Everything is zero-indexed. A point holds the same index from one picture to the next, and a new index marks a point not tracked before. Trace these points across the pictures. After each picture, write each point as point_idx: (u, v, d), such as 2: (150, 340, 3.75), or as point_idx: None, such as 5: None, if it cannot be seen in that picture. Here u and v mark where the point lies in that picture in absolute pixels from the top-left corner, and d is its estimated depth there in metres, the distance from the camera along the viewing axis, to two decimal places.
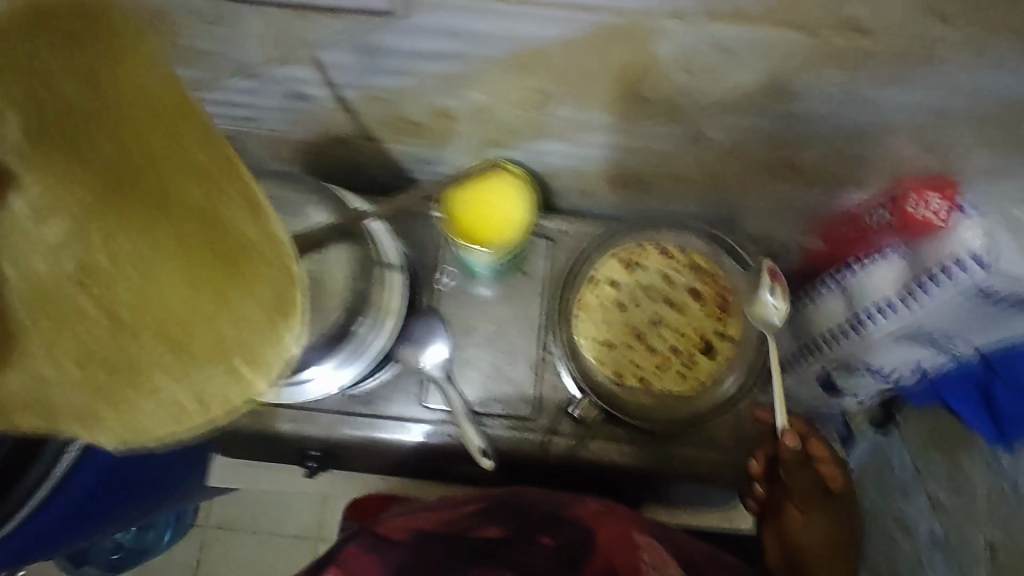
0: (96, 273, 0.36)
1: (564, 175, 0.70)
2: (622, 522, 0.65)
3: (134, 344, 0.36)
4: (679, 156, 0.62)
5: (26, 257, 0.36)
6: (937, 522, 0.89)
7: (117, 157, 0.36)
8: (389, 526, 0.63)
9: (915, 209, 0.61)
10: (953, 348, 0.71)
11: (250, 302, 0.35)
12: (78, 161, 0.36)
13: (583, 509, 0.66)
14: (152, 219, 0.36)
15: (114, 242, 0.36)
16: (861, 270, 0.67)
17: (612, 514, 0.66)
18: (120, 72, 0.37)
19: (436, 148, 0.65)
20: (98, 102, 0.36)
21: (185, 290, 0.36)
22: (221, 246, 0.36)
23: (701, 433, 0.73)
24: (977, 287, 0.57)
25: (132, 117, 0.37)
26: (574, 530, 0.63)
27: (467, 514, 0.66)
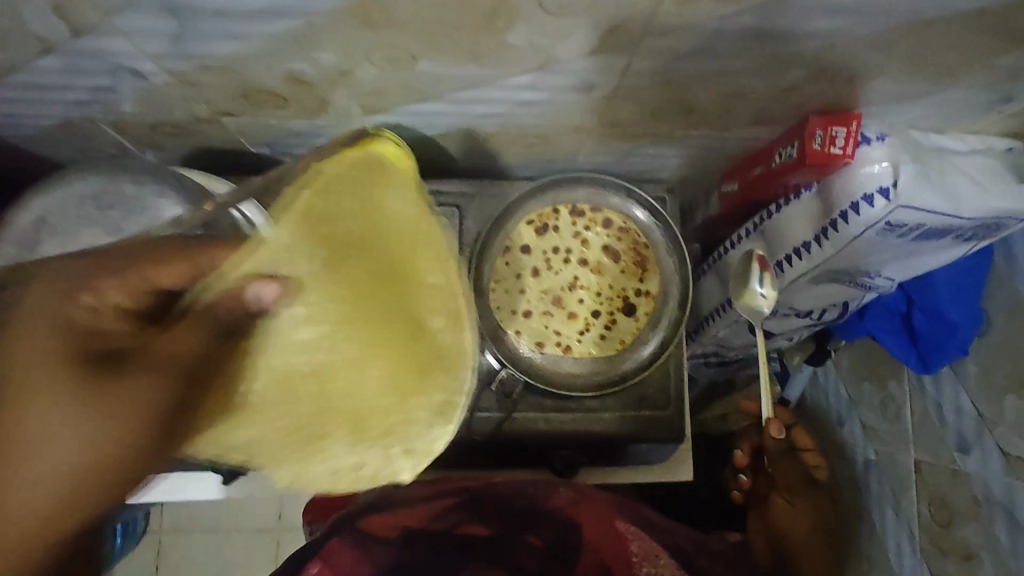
0: (347, 362, 0.54)
1: (459, 136, 0.65)
2: (598, 510, 0.72)
3: (355, 413, 0.52)
4: (573, 108, 0.57)
5: (348, 369, 0.52)
6: (874, 449, 0.92)
7: (376, 267, 0.51)
8: (375, 525, 0.69)
9: (823, 146, 0.57)
10: (873, 284, 0.71)
11: (427, 399, 0.50)
12: (344, 267, 0.52)
13: (557, 500, 0.72)
14: (367, 328, 0.53)
15: (360, 358, 0.53)
16: (780, 211, 0.67)
17: (583, 501, 0.72)
18: (400, 229, 0.49)
19: (305, 117, 0.58)
20: (355, 230, 0.49)
21: (373, 366, 0.53)
22: (414, 335, 0.51)
23: (631, 394, 0.71)
24: (885, 221, 0.57)
25: (377, 249, 0.50)
26: (554, 525, 0.71)
27: (449, 509, 0.71)
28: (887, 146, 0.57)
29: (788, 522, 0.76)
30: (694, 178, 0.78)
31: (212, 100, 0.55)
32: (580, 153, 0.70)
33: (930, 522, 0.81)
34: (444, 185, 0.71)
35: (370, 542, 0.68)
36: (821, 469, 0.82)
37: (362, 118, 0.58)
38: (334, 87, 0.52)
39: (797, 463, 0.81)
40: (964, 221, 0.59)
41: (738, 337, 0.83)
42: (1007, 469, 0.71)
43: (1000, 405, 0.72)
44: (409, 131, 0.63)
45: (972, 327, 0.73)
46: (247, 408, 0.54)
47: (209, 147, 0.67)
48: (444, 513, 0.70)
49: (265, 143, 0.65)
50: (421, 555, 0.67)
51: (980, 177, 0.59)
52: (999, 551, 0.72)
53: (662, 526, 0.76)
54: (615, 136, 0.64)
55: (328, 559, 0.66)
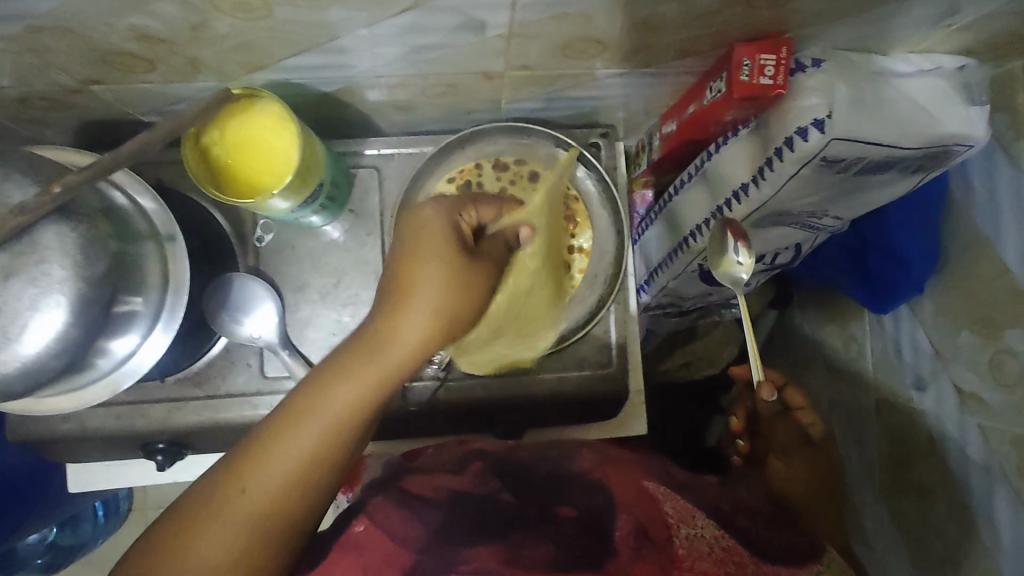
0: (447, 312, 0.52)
1: (364, 90, 0.60)
2: (626, 474, 0.60)
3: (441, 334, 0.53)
4: (476, 50, 0.51)
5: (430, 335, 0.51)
6: (836, 392, 0.89)
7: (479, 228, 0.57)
8: (415, 487, 0.57)
9: (751, 77, 0.52)
10: (819, 224, 0.67)
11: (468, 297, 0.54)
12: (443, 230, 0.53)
13: (580, 463, 0.62)
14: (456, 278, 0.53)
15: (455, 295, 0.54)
16: (717, 152, 0.63)
17: (615, 466, 0.62)
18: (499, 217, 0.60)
19: (182, 82, 0.53)
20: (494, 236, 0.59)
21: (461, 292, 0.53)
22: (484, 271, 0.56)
23: (571, 355, 0.69)
24: (820, 156, 0.52)
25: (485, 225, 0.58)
26: (589, 492, 0.57)
27: (474, 480, 0.59)
28: (820, 74, 0.52)
29: (787, 484, 0.69)
30: (634, 119, 0.73)
31: (70, 69, 0.50)
32: (503, 101, 0.65)
33: (889, 460, 0.79)
34: (361, 147, 0.68)
35: (415, 502, 0.54)
36: (817, 426, 0.73)
37: (244, 79, 0.53)
38: (193, 43, 0.46)
39: (788, 423, 0.72)
40: (908, 151, 0.53)
41: (688, 288, 0.79)
42: (962, 406, 0.67)
43: (955, 339, 0.68)
44: (304, 88, 0.57)
45: (927, 263, 0.70)
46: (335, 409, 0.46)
47: (96, 121, 0.61)
48: (479, 483, 0.58)
49: (151, 113, 0.60)
50: (461, 518, 0.53)
51: (925, 101, 0.54)
52: (955, 489, 0.69)
53: (686, 483, 0.64)
54: (531, 78, 0.59)
55: (375, 519, 0.51)
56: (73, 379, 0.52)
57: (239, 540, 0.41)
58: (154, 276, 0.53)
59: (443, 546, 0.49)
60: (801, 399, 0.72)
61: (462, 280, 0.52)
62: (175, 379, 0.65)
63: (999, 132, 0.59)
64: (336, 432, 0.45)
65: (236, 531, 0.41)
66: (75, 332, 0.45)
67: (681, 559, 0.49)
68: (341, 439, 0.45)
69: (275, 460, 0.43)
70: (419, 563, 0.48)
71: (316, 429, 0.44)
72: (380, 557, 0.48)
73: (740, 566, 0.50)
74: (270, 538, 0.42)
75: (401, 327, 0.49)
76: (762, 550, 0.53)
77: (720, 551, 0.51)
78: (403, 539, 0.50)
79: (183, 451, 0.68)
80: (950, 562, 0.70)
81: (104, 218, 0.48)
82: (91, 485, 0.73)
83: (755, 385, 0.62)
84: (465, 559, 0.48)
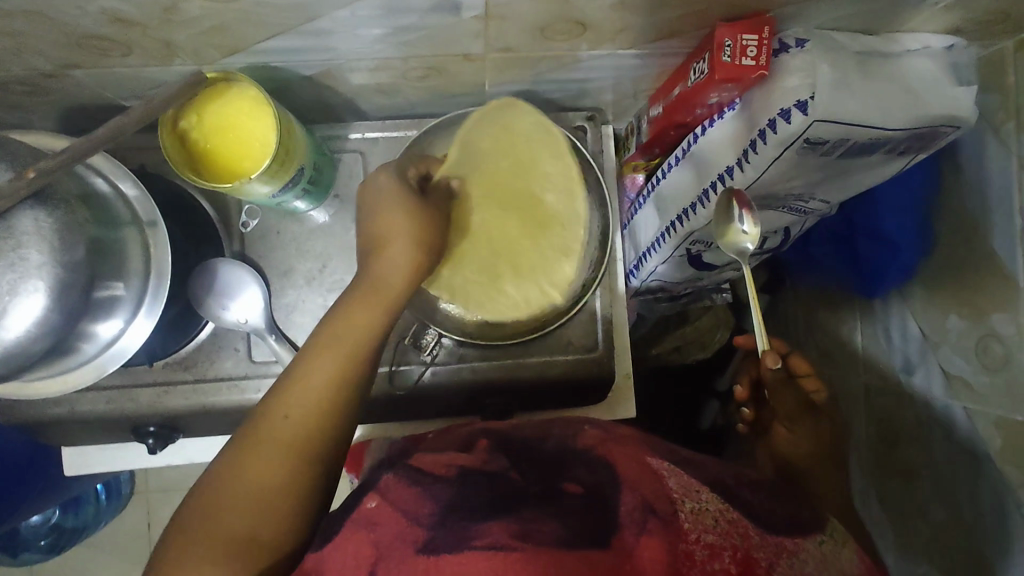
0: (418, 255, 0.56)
1: (344, 73, 0.59)
2: (631, 449, 0.52)
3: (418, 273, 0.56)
4: (453, 31, 0.51)
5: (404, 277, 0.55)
6: (828, 374, 0.88)
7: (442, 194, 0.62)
8: (423, 463, 0.49)
9: (733, 58, 0.52)
10: (807, 208, 0.66)
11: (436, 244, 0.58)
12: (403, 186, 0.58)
13: (585, 440, 0.54)
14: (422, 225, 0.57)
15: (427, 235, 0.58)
16: (704, 134, 0.62)
17: (619, 441, 0.54)
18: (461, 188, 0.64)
19: (160, 66, 0.53)
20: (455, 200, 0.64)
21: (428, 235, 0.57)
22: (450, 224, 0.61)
23: (557, 339, 0.69)
24: (803, 138, 0.52)
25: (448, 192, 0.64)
26: (597, 467, 0.49)
27: (484, 459, 0.51)
28: (805, 54, 0.52)
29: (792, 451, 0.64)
30: (621, 102, 0.73)
31: (45, 53, 0.50)
32: (486, 84, 0.64)
33: (876, 444, 0.79)
34: (344, 131, 0.68)
35: (422, 477, 0.47)
36: (821, 393, 0.67)
37: (223, 63, 0.53)
38: (166, 25, 0.47)
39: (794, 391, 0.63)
40: (892, 133, 0.53)
41: (677, 274, 0.78)
42: (949, 389, 0.67)
43: (943, 323, 0.67)
44: (284, 72, 0.57)
45: (915, 246, 0.69)
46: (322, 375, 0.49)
47: (77, 107, 0.61)
48: (487, 461, 0.50)
49: (132, 98, 0.60)
50: (476, 495, 0.45)
51: (912, 82, 0.53)
52: (940, 471, 0.69)
53: (692, 457, 0.55)
54: (512, 60, 0.58)
55: (387, 495, 0.45)
56: (57, 362, 0.53)
57: (269, 466, 0.45)
58: (135, 262, 0.54)
59: (453, 522, 0.42)
60: (804, 366, 0.67)
61: (411, 206, 0.55)
62: (163, 364, 0.66)
63: (992, 113, 0.58)
64: (344, 361, 0.49)
65: (267, 459, 0.45)
66: (55, 317, 0.45)
67: (689, 535, 0.43)
68: (351, 369, 0.49)
69: (294, 394, 0.48)
70: (431, 540, 0.41)
71: (327, 361, 0.49)
72: (391, 536, 0.42)
73: (746, 539, 0.45)
74: (298, 462, 0.46)
75: (388, 264, 0.53)
76: (766, 519, 0.48)
77: (726, 522, 0.45)
78: (411, 514, 0.43)
79: (173, 435, 0.68)
80: (936, 543, 0.70)
81: (83, 204, 0.48)
82: (85, 469, 0.74)
83: (760, 352, 0.58)
84: (478, 534, 0.41)
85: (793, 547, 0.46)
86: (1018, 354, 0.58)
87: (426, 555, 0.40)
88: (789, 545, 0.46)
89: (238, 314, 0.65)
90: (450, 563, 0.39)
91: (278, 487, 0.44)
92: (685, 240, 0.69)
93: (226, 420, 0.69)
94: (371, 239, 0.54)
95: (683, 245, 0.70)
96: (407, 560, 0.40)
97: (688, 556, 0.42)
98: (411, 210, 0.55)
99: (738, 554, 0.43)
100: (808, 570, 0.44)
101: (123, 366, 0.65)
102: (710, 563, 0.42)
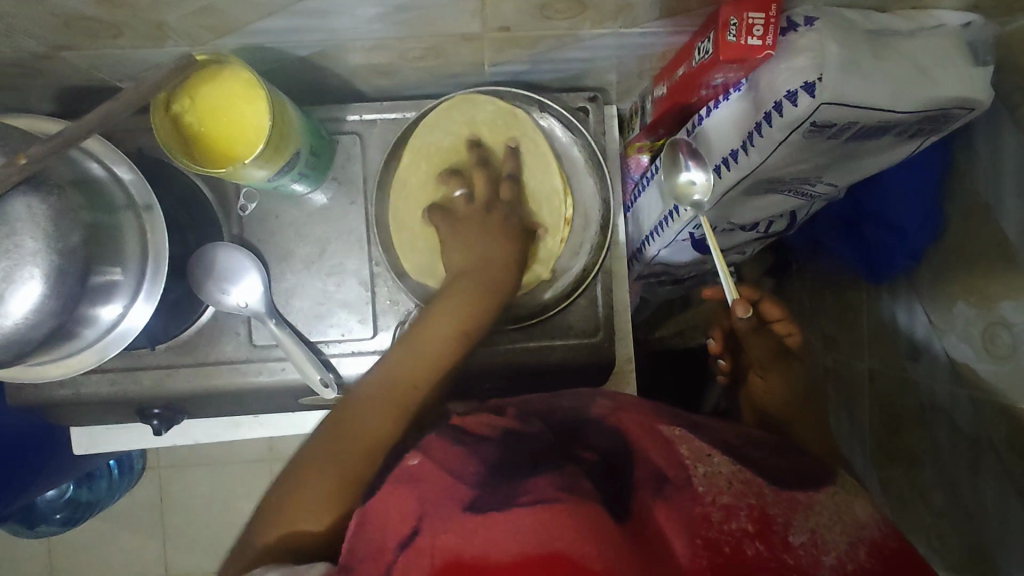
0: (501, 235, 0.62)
1: (341, 54, 0.58)
2: (642, 417, 0.51)
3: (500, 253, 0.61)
4: (449, 10, 0.50)
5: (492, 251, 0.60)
6: (832, 357, 0.86)
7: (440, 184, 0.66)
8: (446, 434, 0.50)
9: (739, 38, 0.51)
10: (814, 191, 0.64)
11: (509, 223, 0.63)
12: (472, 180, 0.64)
13: (596, 411, 0.53)
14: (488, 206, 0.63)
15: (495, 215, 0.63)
16: (709, 116, 0.61)
17: (632, 407, 0.54)
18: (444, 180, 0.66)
19: (151, 47, 0.52)
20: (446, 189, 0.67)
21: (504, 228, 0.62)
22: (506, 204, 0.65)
23: (558, 324, 0.69)
24: (810, 121, 0.51)
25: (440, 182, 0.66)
26: (611, 437, 0.50)
27: (518, 419, 0.51)
28: (813, 33, 0.49)
29: (765, 397, 0.67)
30: (625, 82, 0.71)
31: (36, 34, 0.49)
32: (485, 64, 0.63)
33: (879, 428, 0.78)
34: (342, 112, 0.67)
35: (468, 435, 0.46)
36: (796, 336, 0.67)
37: (216, 43, 0.52)
38: (155, 6, 0.46)
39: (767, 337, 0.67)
40: (902, 116, 0.51)
41: (679, 258, 0.77)
42: (953, 376, 0.66)
43: (949, 311, 0.66)
44: (277, 53, 0.56)
45: (925, 232, 0.68)
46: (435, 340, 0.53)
47: (72, 88, 0.61)
48: (523, 421, 0.50)
49: (127, 79, 0.59)
50: (518, 456, 0.44)
51: (926, 61, 0.51)
52: (943, 458, 0.69)
53: (700, 422, 0.54)
54: (510, 40, 0.57)
55: (432, 452, 0.43)
56: (60, 347, 0.53)
57: (372, 422, 0.49)
58: (133, 248, 0.54)
59: (500, 479, 0.41)
60: (777, 312, 0.66)
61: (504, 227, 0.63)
62: (165, 347, 0.66)
63: (1006, 95, 0.57)
64: (448, 339, 0.54)
65: (372, 414, 0.49)
66: (52, 304, 0.45)
67: (703, 498, 0.43)
68: (455, 347, 0.54)
69: (407, 358, 0.52)
70: (477, 499, 0.40)
71: (436, 338, 0.53)
72: (435, 491, 0.41)
73: (761, 497, 0.43)
74: (396, 420, 0.49)
75: (486, 265, 0.59)
76: (779, 478, 0.47)
77: (740, 483, 0.44)
78: (455, 471, 0.42)
79: (178, 417, 0.69)
80: (937, 528, 0.70)
81: (76, 190, 0.48)
82: (93, 448, 0.75)
83: (730, 303, 0.60)
84: (525, 490, 0.40)
85: (806, 501, 0.45)
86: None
87: (474, 513, 0.39)
88: (801, 498, 0.45)
89: (240, 294, 0.65)
90: (502, 521, 0.38)
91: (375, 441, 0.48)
92: (689, 223, 0.66)
93: (229, 402, 0.70)
94: (460, 242, 0.61)
95: (686, 229, 0.67)
96: (455, 518, 0.39)
97: (703, 519, 0.41)
98: (501, 228, 0.62)
99: (754, 512, 0.42)
100: (825, 521, 0.43)
101: (126, 349, 0.65)
102: (727, 523, 0.41)
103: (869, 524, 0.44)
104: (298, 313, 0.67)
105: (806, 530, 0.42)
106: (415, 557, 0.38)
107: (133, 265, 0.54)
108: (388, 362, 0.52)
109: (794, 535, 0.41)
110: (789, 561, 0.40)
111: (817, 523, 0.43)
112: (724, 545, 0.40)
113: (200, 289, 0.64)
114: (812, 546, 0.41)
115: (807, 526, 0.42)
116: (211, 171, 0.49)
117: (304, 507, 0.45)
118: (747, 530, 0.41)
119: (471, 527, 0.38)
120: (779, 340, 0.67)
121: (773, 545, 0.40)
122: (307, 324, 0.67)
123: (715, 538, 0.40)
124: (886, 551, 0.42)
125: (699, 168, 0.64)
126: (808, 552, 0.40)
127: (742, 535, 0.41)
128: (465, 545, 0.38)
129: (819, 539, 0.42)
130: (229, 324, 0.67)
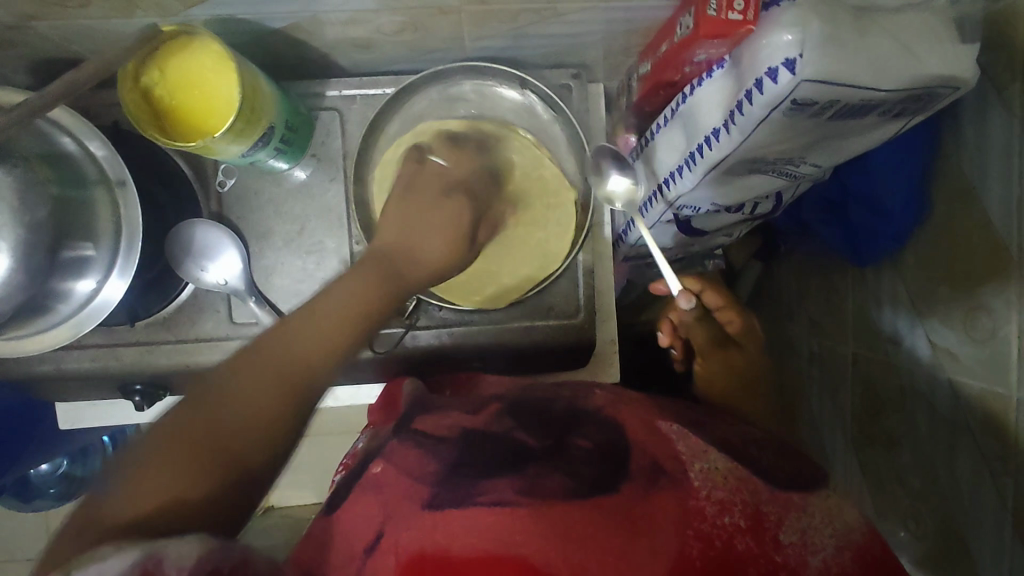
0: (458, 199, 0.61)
1: (314, 28, 0.57)
2: (637, 408, 0.50)
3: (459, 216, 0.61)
4: None
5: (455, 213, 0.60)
6: (818, 342, 0.86)
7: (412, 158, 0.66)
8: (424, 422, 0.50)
9: (719, 12, 0.51)
10: (797, 172, 0.63)
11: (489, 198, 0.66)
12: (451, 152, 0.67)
13: (593, 400, 0.52)
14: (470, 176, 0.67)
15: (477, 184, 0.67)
16: (692, 94, 0.60)
17: (630, 401, 0.52)
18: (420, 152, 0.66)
19: (120, 18, 0.51)
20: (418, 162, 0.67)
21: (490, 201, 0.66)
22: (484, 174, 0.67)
23: (538, 304, 0.69)
24: (790, 100, 0.49)
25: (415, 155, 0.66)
26: (603, 425, 0.47)
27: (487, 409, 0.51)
28: (796, 8, 0.47)
29: (707, 382, 0.70)
30: (611, 59, 0.70)
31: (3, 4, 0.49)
32: (466, 38, 0.62)
33: (861, 413, 0.78)
34: (322, 88, 0.67)
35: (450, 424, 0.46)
36: (736, 322, 0.69)
37: (185, 15, 0.52)
38: None
39: (708, 326, 0.69)
40: (885, 95, 0.50)
41: (662, 241, 0.76)
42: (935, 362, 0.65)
43: (932, 295, 0.65)
44: (249, 25, 0.55)
45: (909, 215, 0.67)
46: (314, 313, 0.48)
47: (46, 60, 0.60)
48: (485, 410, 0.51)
49: (98, 52, 0.58)
50: (484, 450, 0.45)
51: (910, 39, 0.49)
52: (923, 443, 0.68)
53: (696, 419, 0.52)
54: (487, 13, 0.56)
55: (392, 459, 0.45)
56: (32, 321, 0.53)
57: (265, 395, 0.43)
58: (104, 223, 0.54)
59: (457, 482, 0.42)
60: (718, 299, 0.67)
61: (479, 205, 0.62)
62: (145, 324, 0.66)
63: (993, 73, 0.55)
64: (358, 312, 0.49)
65: (240, 387, 0.43)
66: (19, 276, 0.45)
67: (698, 493, 0.41)
68: (345, 331, 0.48)
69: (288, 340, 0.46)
70: (436, 496, 0.42)
71: (315, 326, 0.47)
72: (397, 496, 0.42)
73: (756, 495, 0.42)
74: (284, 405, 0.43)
75: (415, 255, 0.56)
76: (773, 476, 0.45)
77: (735, 479, 0.43)
78: (418, 474, 0.43)
79: (161, 394, 0.67)
80: (913, 511, 0.71)
81: (43, 163, 0.48)
82: (82, 422, 0.73)
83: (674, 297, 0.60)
84: (483, 490, 0.41)
85: (800, 502, 0.43)
86: (1004, 327, 0.56)
87: (433, 511, 0.41)
88: (795, 499, 0.43)
89: (220, 269, 0.65)
90: (461, 522, 0.40)
91: (244, 436, 0.41)
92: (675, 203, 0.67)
93: None
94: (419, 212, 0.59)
95: (671, 209, 0.68)
96: (415, 517, 0.41)
97: (698, 512, 0.40)
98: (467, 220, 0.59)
99: (747, 509, 0.41)
100: (817, 523, 0.42)
101: (105, 325, 0.65)
102: (720, 517, 0.40)
103: (855, 529, 0.43)
104: (273, 288, 0.67)
105: (797, 530, 0.41)
106: (381, 557, 0.40)
107: (105, 240, 0.54)
108: (225, 383, 0.43)
109: (785, 534, 0.41)
110: (778, 560, 0.39)
111: (808, 524, 0.42)
112: (716, 539, 0.39)
113: (183, 267, 0.64)
114: (801, 546, 0.40)
115: (797, 526, 0.41)
116: (181, 145, 0.48)
117: (161, 480, 0.38)
118: (739, 525, 0.40)
119: (433, 522, 0.40)
120: (719, 327, 0.69)
121: (763, 541, 0.40)
122: (283, 299, 0.67)
123: (708, 531, 0.40)
124: (866, 558, 0.41)
125: (622, 176, 0.65)
126: (797, 551, 0.40)
127: (734, 530, 0.40)
128: (427, 540, 0.40)
129: (807, 539, 0.41)
130: (206, 299, 0.67)
